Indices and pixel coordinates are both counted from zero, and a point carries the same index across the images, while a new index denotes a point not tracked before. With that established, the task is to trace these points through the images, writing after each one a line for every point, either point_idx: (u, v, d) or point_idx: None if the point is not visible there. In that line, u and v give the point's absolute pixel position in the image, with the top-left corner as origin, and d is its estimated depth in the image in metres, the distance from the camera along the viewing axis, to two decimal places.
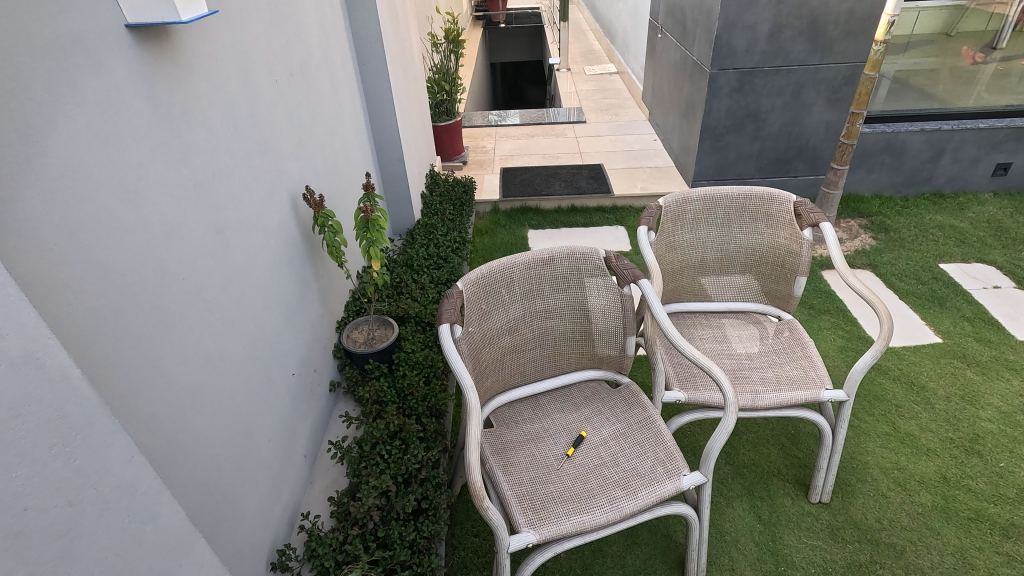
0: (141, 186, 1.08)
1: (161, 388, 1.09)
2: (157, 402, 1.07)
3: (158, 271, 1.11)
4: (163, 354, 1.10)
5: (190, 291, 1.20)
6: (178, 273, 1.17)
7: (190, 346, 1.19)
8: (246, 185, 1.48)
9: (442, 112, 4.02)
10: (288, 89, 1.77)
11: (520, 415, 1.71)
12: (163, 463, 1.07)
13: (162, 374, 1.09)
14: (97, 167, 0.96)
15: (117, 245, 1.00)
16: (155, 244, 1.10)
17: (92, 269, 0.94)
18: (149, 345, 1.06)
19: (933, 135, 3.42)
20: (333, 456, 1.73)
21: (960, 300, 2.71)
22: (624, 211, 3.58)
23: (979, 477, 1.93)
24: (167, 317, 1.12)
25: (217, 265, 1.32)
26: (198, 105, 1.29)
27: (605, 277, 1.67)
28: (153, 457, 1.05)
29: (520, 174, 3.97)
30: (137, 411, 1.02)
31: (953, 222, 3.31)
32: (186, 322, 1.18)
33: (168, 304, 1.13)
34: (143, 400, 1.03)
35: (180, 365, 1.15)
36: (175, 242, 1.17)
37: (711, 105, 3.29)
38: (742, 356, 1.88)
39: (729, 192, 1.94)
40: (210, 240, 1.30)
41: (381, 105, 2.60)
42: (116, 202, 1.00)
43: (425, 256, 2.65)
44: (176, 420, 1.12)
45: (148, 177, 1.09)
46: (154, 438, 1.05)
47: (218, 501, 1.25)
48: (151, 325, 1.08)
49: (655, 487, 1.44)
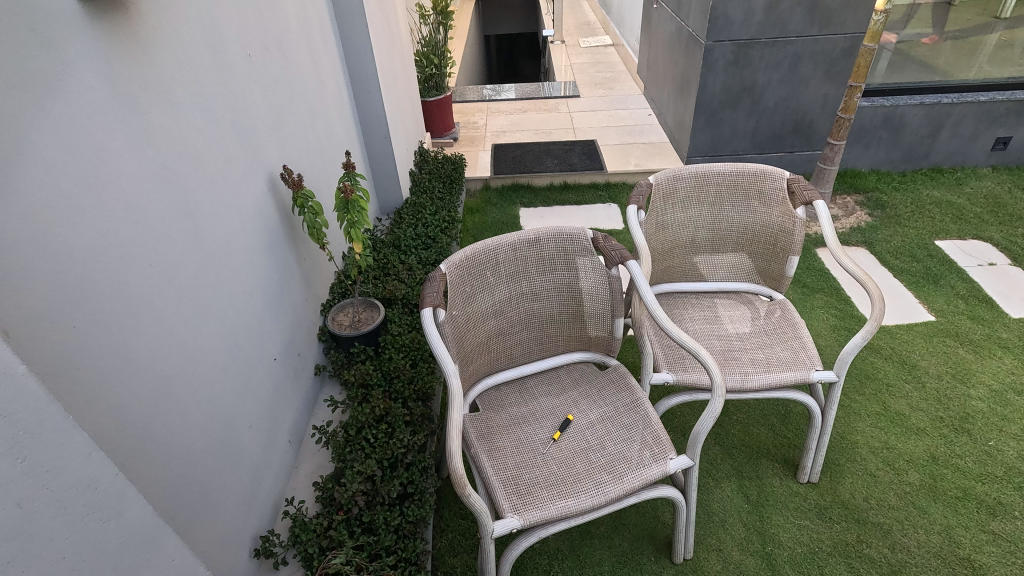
0: (100, 169, 1.02)
1: (126, 380, 1.05)
2: (124, 392, 1.04)
3: (122, 257, 1.06)
4: (131, 344, 1.07)
5: (156, 277, 1.16)
6: (145, 258, 1.13)
7: (159, 332, 1.15)
8: (219, 165, 1.43)
9: (431, 86, 3.94)
10: (263, 64, 1.70)
11: (506, 398, 1.68)
12: (135, 456, 1.05)
13: (128, 365, 1.05)
14: (48, 151, 0.91)
15: (75, 231, 0.95)
16: (118, 229, 1.06)
17: (47, 256, 0.90)
18: (113, 335, 1.02)
19: (933, 109, 3.35)
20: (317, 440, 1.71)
21: (954, 278, 2.68)
22: (617, 188, 3.52)
23: (968, 456, 1.93)
24: (133, 304, 1.08)
25: (188, 249, 1.28)
26: (162, 82, 1.22)
27: (592, 258, 1.63)
28: (122, 452, 1.02)
29: (512, 150, 3.88)
30: (103, 403, 0.99)
31: (950, 198, 3.26)
32: (155, 310, 1.14)
33: (134, 292, 1.09)
34: (110, 393, 1.00)
35: (150, 355, 1.12)
36: (142, 227, 1.13)
37: (706, 79, 3.21)
38: (732, 337, 1.85)
39: (721, 168, 1.89)
40: (181, 224, 1.25)
41: (365, 80, 2.52)
42: (71, 186, 0.95)
43: (413, 237, 2.60)
44: (146, 409, 1.09)
45: (108, 159, 1.04)
46: (122, 433, 1.02)
47: (194, 491, 1.23)
48: (116, 314, 1.04)
49: (641, 471, 1.42)
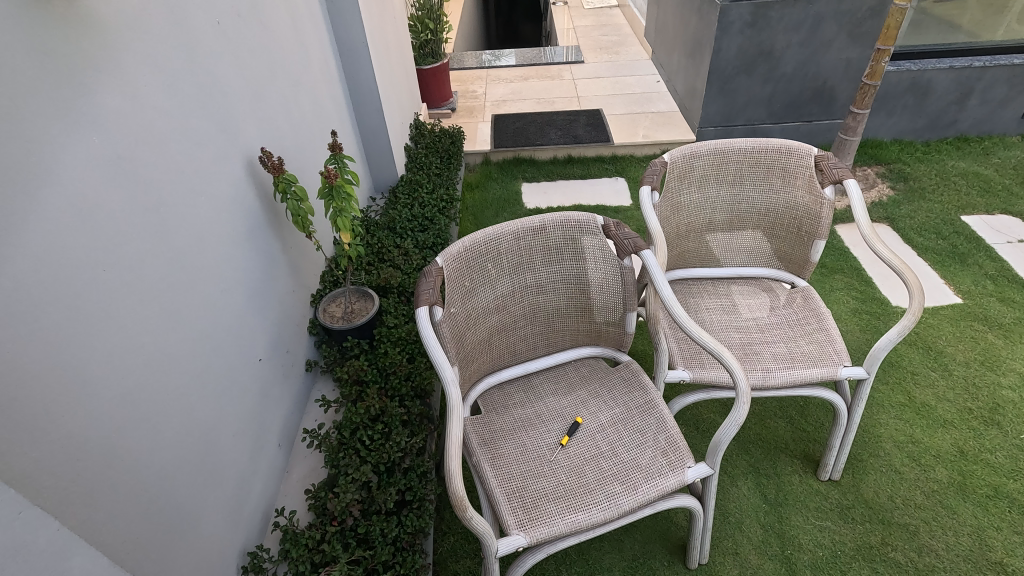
0: (34, 163, 0.88)
1: (77, 405, 0.92)
2: (77, 417, 0.91)
3: (65, 265, 0.92)
4: (83, 363, 0.94)
5: (113, 283, 1.02)
6: (96, 263, 0.99)
7: (116, 346, 1.02)
8: (185, 149, 1.27)
9: (428, 53, 3.74)
10: (236, 32, 1.52)
11: (510, 398, 1.56)
12: (93, 488, 0.93)
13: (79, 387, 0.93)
14: None
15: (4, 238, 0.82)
16: (60, 232, 0.92)
17: None
18: (59, 354, 0.90)
19: (963, 73, 3.14)
20: (308, 443, 1.61)
21: (982, 257, 2.53)
22: (624, 161, 3.34)
23: (998, 451, 1.82)
24: (82, 316, 0.95)
25: (150, 248, 1.13)
26: (112, 55, 1.06)
27: (602, 247, 1.49)
28: (75, 487, 0.90)
29: (513, 122, 3.68)
30: (49, 433, 0.86)
31: (978, 169, 3.08)
32: (112, 320, 1.01)
33: (82, 303, 0.95)
34: (58, 420, 0.88)
35: (108, 372, 0.99)
36: (92, 227, 0.98)
37: (720, 43, 2.99)
38: (752, 328, 1.72)
39: (742, 144, 1.73)
40: (139, 220, 1.11)
41: (353, 48, 2.32)
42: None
43: (409, 218, 2.45)
44: (105, 434, 0.97)
45: (44, 150, 0.89)
46: (76, 464, 0.90)
47: (166, 516, 1.12)
48: (62, 330, 0.91)
49: (657, 481, 1.32)
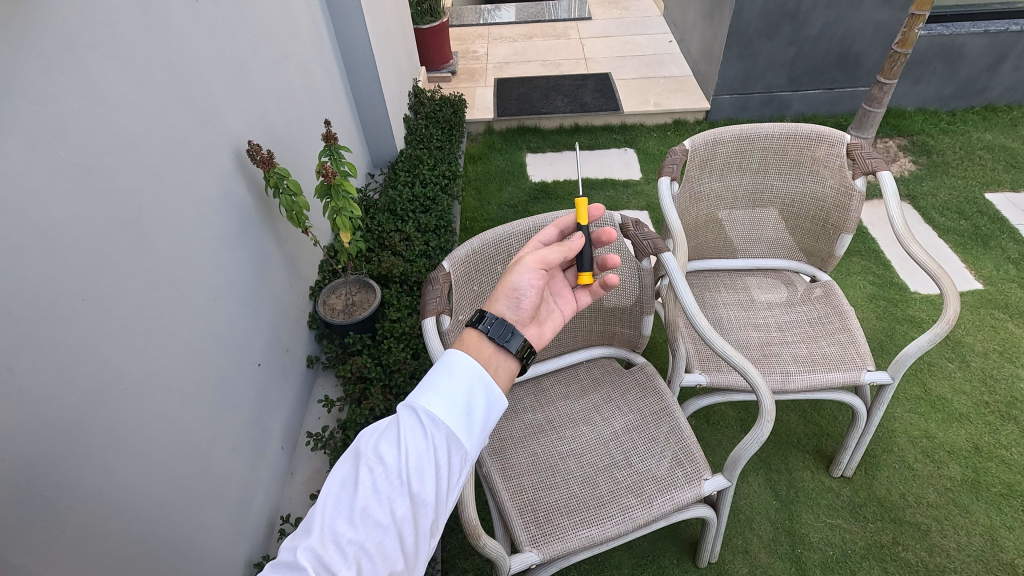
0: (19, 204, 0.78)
1: (43, 452, 0.78)
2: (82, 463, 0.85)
3: (6, 286, 0.76)
4: (82, 410, 0.86)
5: (110, 317, 0.93)
6: (51, 279, 0.83)
7: (89, 375, 0.88)
8: (167, 139, 1.12)
9: (425, 12, 3.50)
10: (220, 7, 1.35)
11: (521, 403, 1.50)
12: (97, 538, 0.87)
13: (28, 426, 0.77)
14: None
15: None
16: (3, 244, 0.76)
17: None
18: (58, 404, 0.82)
19: (997, 38, 2.93)
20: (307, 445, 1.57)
21: (1006, 239, 2.42)
22: (634, 131, 3.19)
23: (1013, 447, 1.80)
24: (32, 345, 0.78)
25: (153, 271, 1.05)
26: (76, 53, 0.90)
27: (618, 247, 1.42)
28: (35, 557, 0.76)
29: (517, 87, 3.52)
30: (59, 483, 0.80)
31: (1004, 142, 2.91)
32: (107, 355, 0.92)
33: (37, 329, 0.80)
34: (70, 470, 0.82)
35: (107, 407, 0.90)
36: (84, 257, 0.89)
37: (743, 3, 2.79)
38: (770, 327, 1.65)
39: (771, 129, 1.63)
40: (110, 227, 0.95)
41: (348, 10, 2.10)
42: None
43: (410, 198, 2.33)
44: (109, 475, 0.90)
45: (25, 186, 0.79)
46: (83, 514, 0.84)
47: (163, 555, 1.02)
48: (61, 378, 0.83)
49: (672, 494, 1.28)
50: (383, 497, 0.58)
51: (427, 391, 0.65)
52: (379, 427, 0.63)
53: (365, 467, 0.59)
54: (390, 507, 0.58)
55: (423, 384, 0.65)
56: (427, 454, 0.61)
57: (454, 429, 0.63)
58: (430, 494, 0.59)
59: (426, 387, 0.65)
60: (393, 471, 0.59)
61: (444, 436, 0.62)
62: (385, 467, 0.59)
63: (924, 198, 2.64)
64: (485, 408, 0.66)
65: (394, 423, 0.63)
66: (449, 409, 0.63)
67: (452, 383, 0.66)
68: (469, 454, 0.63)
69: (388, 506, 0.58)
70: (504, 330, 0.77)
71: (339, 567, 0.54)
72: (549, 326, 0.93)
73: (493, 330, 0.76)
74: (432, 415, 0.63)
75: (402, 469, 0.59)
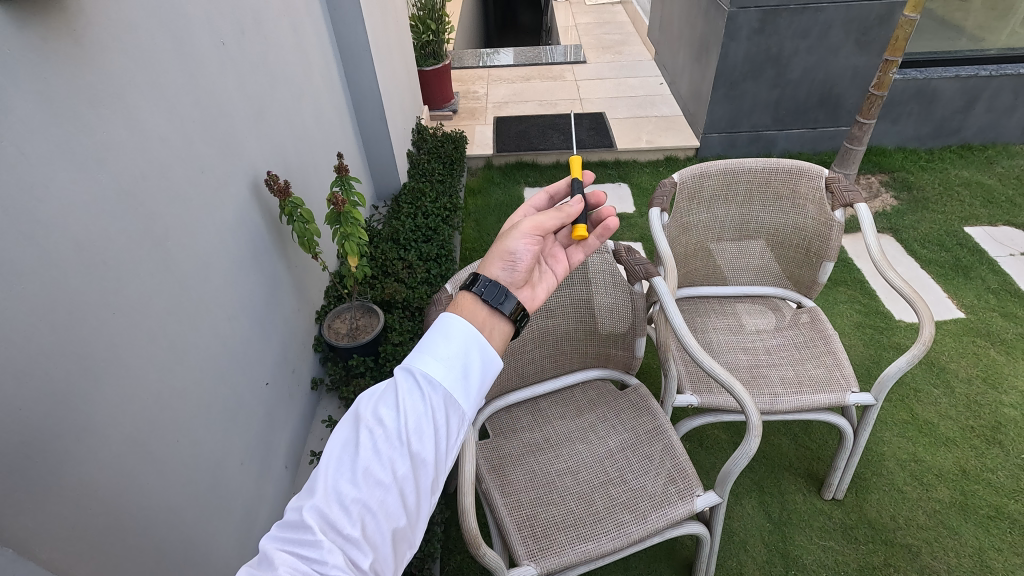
0: (62, 225, 0.86)
1: (80, 453, 0.84)
2: (109, 469, 0.89)
3: (49, 300, 0.82)
4: (109, 419, 0.91)
5: (136, 332, 0.99)
6: (88, 295, 0.90)
7: (117, 385, 0.93)
8: (193, 169, 1.20)
9: (428, 55, 3.69)
10: (243, 50, 1.46)
11: (519, 422, 1.55)
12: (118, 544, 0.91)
13: (65, 431, 0.82)
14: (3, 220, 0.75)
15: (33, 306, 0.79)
16: (48, 260, 0.83)
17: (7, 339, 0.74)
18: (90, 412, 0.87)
19: (968, 82, 3.10)
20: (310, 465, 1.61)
21: (985, 270, 2.52)
22: (628, 167, 3.33)
23: (999, 470, 1.84)
24: (69, 354, 0.84)
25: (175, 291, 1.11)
26: (118, 91, 0.99)
27: (611, 272, 1.50)
28: (68, 558, 0.80)
29: (515, 125, 3.67)
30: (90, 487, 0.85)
31: (980, 179, 3.05)
32: (133, 368, 0.97)
33: (74, 340, 0.86)
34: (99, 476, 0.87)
35: (129, 417, 0.95)
36: (117, 275, 0.96)
37: (728, 48, 2.96)
38: (758, 351, 1.71)
39: (754, 164, 1.73)
40: (139, 248, 1.02)
41: (357, 53, 2.24)
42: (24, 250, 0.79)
43: (412, 228, 2.42)
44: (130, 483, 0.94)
45: (68, 208, 0.87)
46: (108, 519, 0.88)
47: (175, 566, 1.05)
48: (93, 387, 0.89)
49: (666, 510, 1.32)
50: (384, 458, 0.59)
51: (424, 354, 0.66)
52: (376, 391, 0.64)
53: (365, 429, 0.60)
54: (391, 467, 0.59)
55: (419, 347, 0.66)
56: (425, 416, 0.63)
57: (451, 390, 0.64)
58: (430, 453, 0.61)
59: (422, 351, 0.66)
60: (393, 432, 0.60)
61: (441, 397, 0.64)
62: (385, 428, 0.60)
63: (905, 231, 2.75)
64: (479, 371, 0.67)
65: (392, 386, 0.64)
66: (446, 371, 0.65)
67: (448, 345, 0.66)
68: (466, 415, 0.65)
69: (389, 466, 0.59)
70: (498, 293, 0.75)
71: (343, 525, 0.55)
72: (543, 288, 0.88)
73: (486, 293, 0.74)
74: (429, 377, 0.64)
75: (402, 430, 0.60)
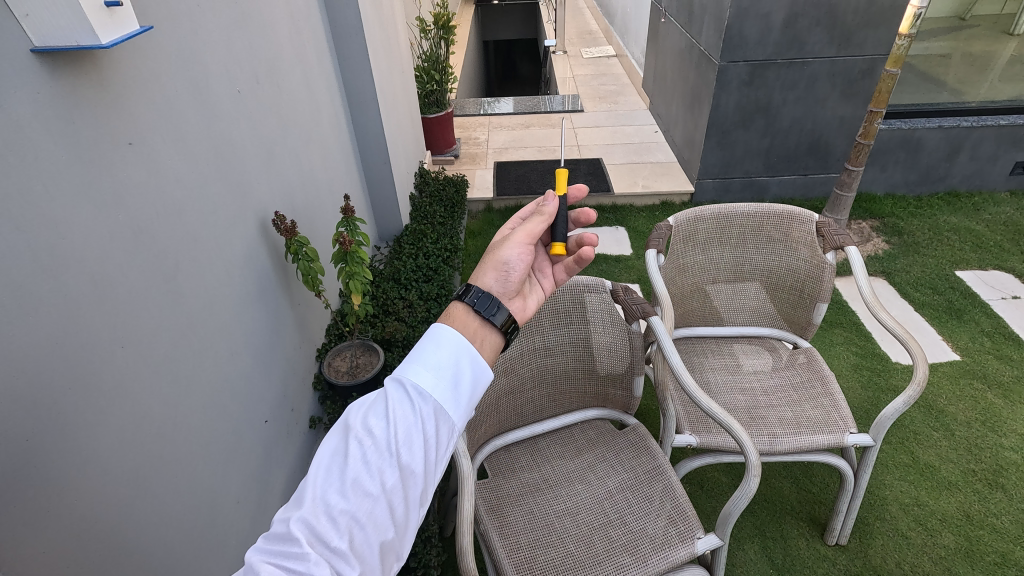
0: (80, 259, 0.89)
1: (82, 486, 0.84)
2: (109, 502, 0.89)
3: (64, 332, 0.85)
4: (114, 451, 0.92)
5: (143, 365, 1.01)
6: (100, 327, 0.92)
7: (122, 417, 0.95)
8: (206, 209, 1.25)
9: (432, 103, 3.83)
10: (257, 97, 1.53)
11: (518, 462, 1.55)
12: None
13: (71, 461, 0.83)
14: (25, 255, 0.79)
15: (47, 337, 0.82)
16: (66, 294, 0.86)
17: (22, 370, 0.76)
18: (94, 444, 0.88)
19: (951, 132, 3.22)
20: None
21: (979, 313, 2.55)
22: (625, 211, 3.41)
23: (1003, 515, 1.82)
24: (78, 385, 0.86)
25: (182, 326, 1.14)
26: (141, 136, 1.05)
27: (609, 312, 1.52)
28: None
29: (515, 170, 3.78)
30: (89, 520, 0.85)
31: (969, 225, 3.12)
32: (138, 400, 0.99)
33: (83, 371, 0.88)
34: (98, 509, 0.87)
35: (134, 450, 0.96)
36: (129, 309, 0.99)
37: (719, 98, 3.09)
38: (755, 391, 1.72)
39: (746, 208, 1.79)
40: (151, 284, 1.05)
41: (364, 100, 2.34)
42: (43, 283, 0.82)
43: (413, 268, 2.46)
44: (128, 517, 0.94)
45: (87, 245, 0.91)
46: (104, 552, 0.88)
47: None
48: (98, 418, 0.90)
49: (666, 553, 1.31)
50: (374, 468, 0.60)
51: (415, 364, 0.67)
52: (365, 401, 0.65)
53: (354, 439, 0.61)
54: (380, 477, 0.60)
55: (411, 356, 0.67)
56: (415, 426, 0.63)
57: (441, 400, 0.65)
58: (419, 464, 0.62)
59: (413, 360, 0.67)
60: (382, 444, 0.61)
61: (431, 407, 0.65)
62: (374, 439, 0.61)
63: (898, 275, 2.80)
64: (470, 380, 0.68)
65: (382, 396, 0.65)
66: (436, 380, 0.66)
67: (439, 353, 0.68)
68: (456, 425, 0.66)
69: (378, 476, 0.60)
70: (489, 304, 0.77)
71: (331, 536, 0.56)
72: (533, 300, 0.91)
73: (478, 303, 0.76)
74: (420, 386, 0.65)
75: (391, 440, 0.61)
